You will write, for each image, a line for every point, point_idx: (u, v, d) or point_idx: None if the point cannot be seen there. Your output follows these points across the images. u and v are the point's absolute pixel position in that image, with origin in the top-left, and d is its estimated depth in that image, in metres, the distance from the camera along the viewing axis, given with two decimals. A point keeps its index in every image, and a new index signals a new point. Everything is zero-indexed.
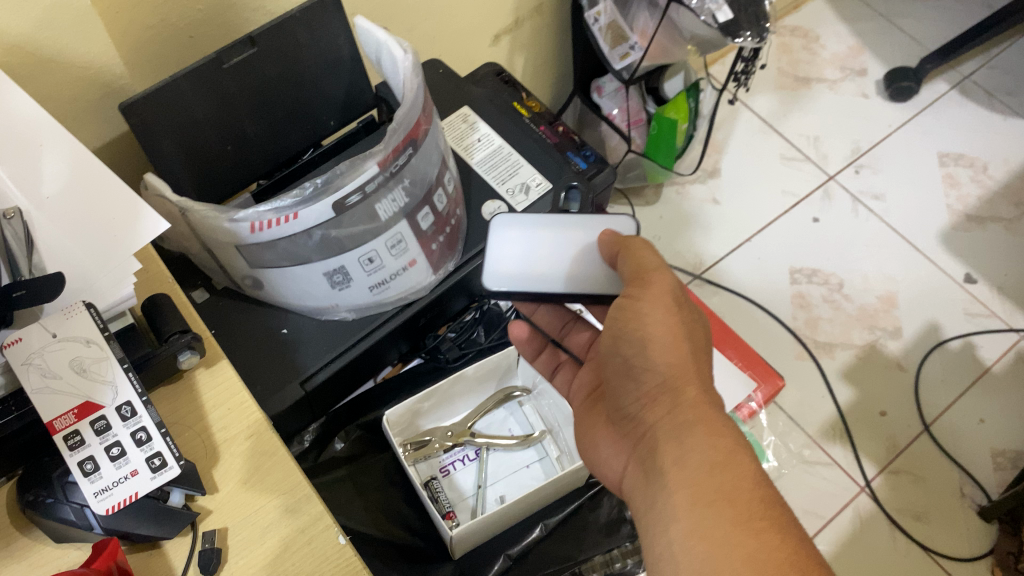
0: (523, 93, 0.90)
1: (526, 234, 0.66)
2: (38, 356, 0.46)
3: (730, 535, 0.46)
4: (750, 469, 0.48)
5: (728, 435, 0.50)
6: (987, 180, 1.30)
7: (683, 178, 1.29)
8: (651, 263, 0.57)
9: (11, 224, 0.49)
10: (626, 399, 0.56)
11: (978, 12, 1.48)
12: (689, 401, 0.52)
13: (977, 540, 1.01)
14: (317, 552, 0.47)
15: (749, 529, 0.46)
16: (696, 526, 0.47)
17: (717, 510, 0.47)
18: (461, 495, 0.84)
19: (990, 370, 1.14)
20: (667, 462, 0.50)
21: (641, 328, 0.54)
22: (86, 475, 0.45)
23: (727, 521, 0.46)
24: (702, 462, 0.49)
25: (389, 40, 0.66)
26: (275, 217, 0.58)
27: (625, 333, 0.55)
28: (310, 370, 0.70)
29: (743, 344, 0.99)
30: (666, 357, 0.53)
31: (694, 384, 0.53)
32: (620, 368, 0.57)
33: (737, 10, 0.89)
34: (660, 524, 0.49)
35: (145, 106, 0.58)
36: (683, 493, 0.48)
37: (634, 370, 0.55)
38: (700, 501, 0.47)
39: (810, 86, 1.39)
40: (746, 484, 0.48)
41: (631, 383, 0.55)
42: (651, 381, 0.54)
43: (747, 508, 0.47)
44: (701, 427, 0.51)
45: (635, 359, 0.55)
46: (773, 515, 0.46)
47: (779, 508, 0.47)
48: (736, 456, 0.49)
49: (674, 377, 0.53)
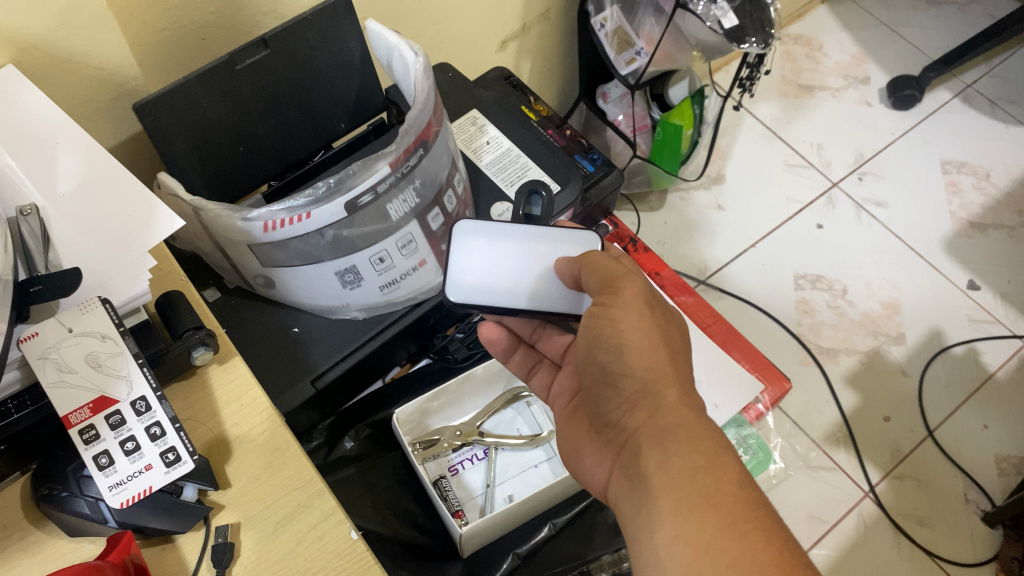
0: (531, 97, 0.91)
1: (490, 244, 0.63)
2: (54, 351, 0.47)
3: (714, 540, 0.44)
4: (734, 471, 0.47)
5: (712, 437, 0.48)
6: (990, 188, 1.30)
7: (687, 184, 1.29)
8: (618, 270, 0.54)
9: (28, 221, 0.49)
10: (606, 406, 0.54)
11: (980, 22, 1.49)
12: (668, 405, 0.50)
13: (981, 545, 1.01)
14: (328, 547, 0.47)
15: (733, 533, 0.44)
16: (681, 532, 0.45)
17: (701, 514, 0.45)
18: (470, 494, 0.84)
19: (994, 376, 1.14)
20: (651, 466, 0.49)
21: (615, 333, 0.52)
22: (101, 469, 0.45)
23: (711, 525, 0.44)
24: (686, 467, 0.47)
25: (401, 44, 0.67)
26: (287, 216, 0.59)
27: (600, 339, 0.52)
28: (321, 368, 0.71)
29: (750, 347, 1.00)
30: (643, 362, 0.51)
31: (673, 387, 0.50)
32: (596, 375, 0.54)
33: (743, 16, 0.90)
34: (645, 530, 0.47)
35: (159, 106, 0.59)
36: (667, 498, 0.47)
37: (611, 376, 0.52)
38: (683, 505, 0.46)
39: (813, 93, 1.40)
40: (730, 486, 0.46)
41: (609, 390, 0.53)
42: (628, 387, 0.51)
43: (732, 511, 0.45)
44: (683, 430, 0.49)
45: (610, 365, 0.52)
46: (758, 518, 0.45)
47: (764, 510, 0.46)
48: (720, 458, 0.47)
49: (652, 381, 0.51)
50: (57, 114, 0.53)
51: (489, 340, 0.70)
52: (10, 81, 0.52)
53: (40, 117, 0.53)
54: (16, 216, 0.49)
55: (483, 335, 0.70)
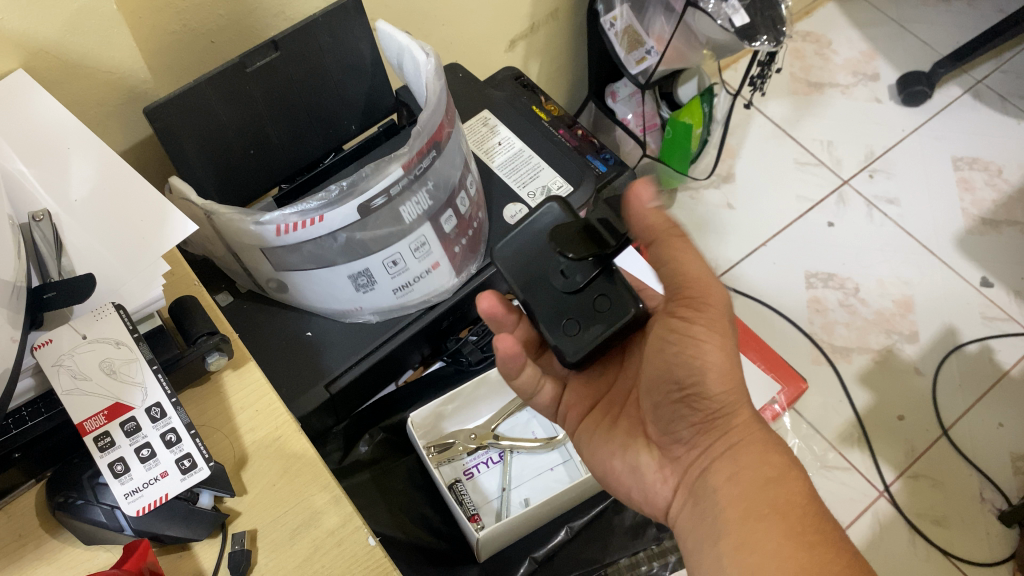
0: (542, 97, 0.90)
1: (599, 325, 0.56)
2: (68, 358, 0.46)
3: (781, 547, 0.48)
4: (802, 485, 0.51)
5: (781, 453, 0.53)
6: (1001, 184, 1.29)
7: (697, 183, 1.29)
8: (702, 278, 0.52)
9: (41, 227, 0.49)
10: (677, 424, 0.55)
11: (991, 17, 1.48)
12: (740, 424, 0.54)
13: (997, 544, 1.01)
14: (346, 553, 0.47)
15: (802, 543, 0.47)
16: (746, 541, 0.49)
17: (769, 522, 0.49)
18: (485, 498, 0.84)
19: (1008, 374, 1.13)
20: (720, 480, 0.52)
21: (700, 353, 0.52)
22: (117, 476, 0.45)
23: (779, 535, 0.48)
24: (756, 479, 0.51)
25: (411, 44, 0.66)
26: (300, 220, 0.58)
27: (678, 357, 0.52)
28: (335, 372, 0.70)
29: (766, 347, 1.00)
30: (725, 385, 0.53)
31: (745, 407, 0.54)
32: (671, 394, 0.54)
33: (754, 13, 0.88)
34: (709, 539, 0.51)
35: (170, 109, 0.58)
36: (734, 509, 0.51)
37: (689, 398, 0.53)
38: (751, 515, 0.50)
39: (822, 91, 1.40)
40: (799, 499, 0.50)
41: (683, 408, 0.54)
42: (706, 409, 0.54)
43: (801, 521, 0.49)
44: (753, 445, 0.53)
45: (689, 386, 0.53)
46: (825, 530, 0.48)
47: (829, 522, 0.49)
48: (789, 472, 0.52)
49: (730, 403, 0.54)
50: (68, 119, 0.52)
51: (491, 315, 0.63)
52: (22, 87, 0.51)
53: (49, 121, 0.51)
54: (28, 223, 0.49)
55: (496, 348, 0.59)
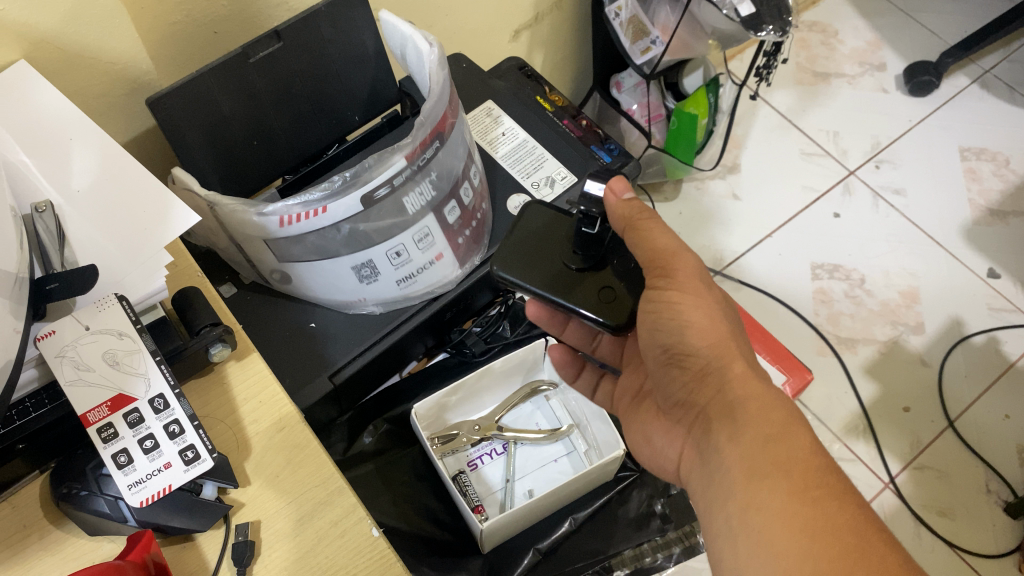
0: (546, 87, 0.89)
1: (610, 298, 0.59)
2: (71, 349, 0.46)
3: (786, 504, 0.46)
4: (805, 438, 0.49)
5: (782, 407, 0.50)
6: (1009, 175, 1.28)
7: (702, 174, 1.28)
8: (666, 247, 0.55)
9: (43, 218, 0.48)
10: (672, 386, 0.56)
11: (1000, 5, 1.46)
12: (735, 378, 0.52)
13: (1002, 536, 1.00)
14: (350, 544, 0.47)
15: (807, 498, 0.46)
16: (751, 500, 0.47)
17: (773, 480, 0.47)
18: (490, 489, 0.84)
19: (1015, 365, 1.12)
20: (721, 440, 0.51)
21: (675, 314, 0.54)
22: (120, 467, 0.45)
23: (784, 493, 0.46)
24: (755, 436, 0.49)
25: (414, 33, 0.65)
26: (304, 210, 0.58)
27: (660, 323, 0.55)
28: (339, 362, 0.70)
29: (771, 338, 0.99)
30: (708, 339, 0.53)
31: (738, 360, 0.53)
32: (661, 355, 0.56)
33: (760, 4, 0.87)
34: (718, 499, 0.50)
35: (172, 100, 0.58)
36: (737, 468, 0.49)
37: (675, 356, 0.55)
38: (754, 474, 0.48)
39: (828, 81, 1.38)
40: (802, 454, 0.48)
41: (674, 369, 0.55)
42: (694, 365, 0.54)
43: (804, 477, 0.47)
44: (752, 402, 0.51)
45: (673, 345, 0.55)
46: (829, 483, 0.46)
47: (838, 475, 0.47)
48: (790, 427, 0.49)
49: (717, 356, 0.53)
50: (70, 109, 0.52)
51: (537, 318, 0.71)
52: (21, 79, 0.51)
53: (50, 112, 0.51)
54: (31, 213, 0.48)
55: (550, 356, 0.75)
